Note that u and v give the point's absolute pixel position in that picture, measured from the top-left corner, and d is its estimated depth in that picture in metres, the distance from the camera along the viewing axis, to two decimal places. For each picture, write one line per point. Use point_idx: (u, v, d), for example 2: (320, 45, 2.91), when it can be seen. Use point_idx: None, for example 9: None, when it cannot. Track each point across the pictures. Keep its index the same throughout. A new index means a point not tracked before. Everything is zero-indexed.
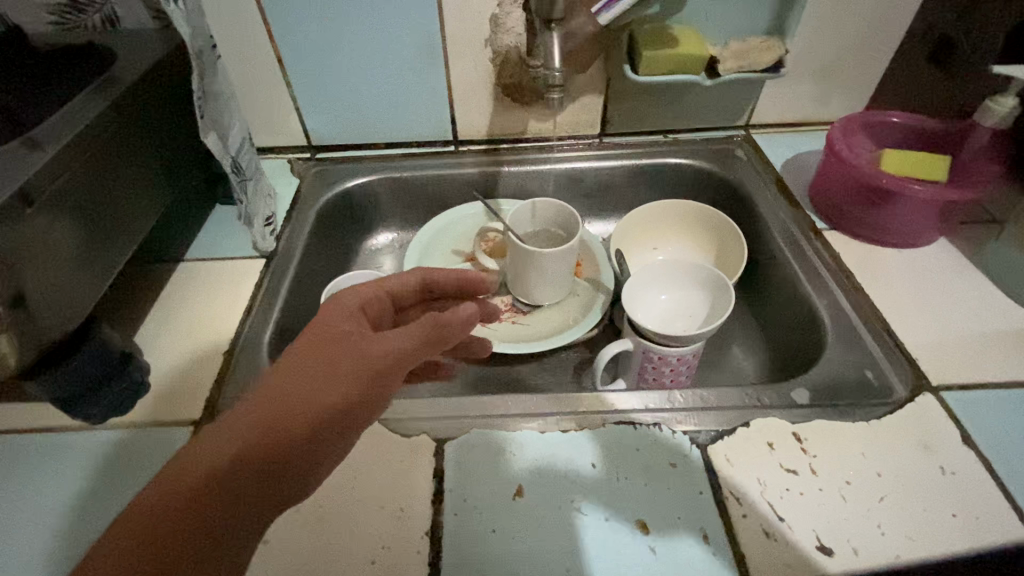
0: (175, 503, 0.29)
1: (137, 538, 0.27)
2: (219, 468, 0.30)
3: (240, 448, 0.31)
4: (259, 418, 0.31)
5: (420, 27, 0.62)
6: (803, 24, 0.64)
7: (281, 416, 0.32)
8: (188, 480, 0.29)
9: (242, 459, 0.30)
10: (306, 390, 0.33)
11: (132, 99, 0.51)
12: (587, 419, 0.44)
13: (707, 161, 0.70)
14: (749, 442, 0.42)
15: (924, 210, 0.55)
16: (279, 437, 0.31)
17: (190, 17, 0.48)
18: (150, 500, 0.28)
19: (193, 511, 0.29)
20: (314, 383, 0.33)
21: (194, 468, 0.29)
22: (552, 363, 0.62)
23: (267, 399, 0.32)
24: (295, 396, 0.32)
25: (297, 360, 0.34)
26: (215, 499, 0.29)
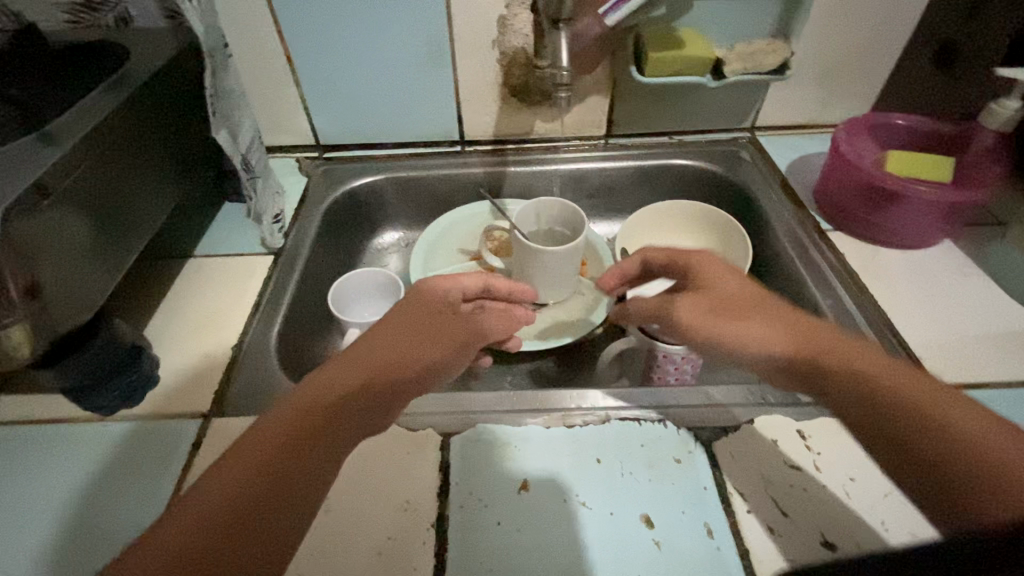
0: (260, 463, 0.31)
1: (282, 441, 0.32)
2: (298, 432, 0.33)
3: (316, 414, 0.34)
4: (330, 390, 0.35)
5: (429, 27, 0.63)
6: (809, 27, 0.64)
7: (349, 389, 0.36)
8: (272, 444, 0.32)
9: (317, 427, 0.33)
10: (409, 348, 0.40)
11: (145, 96, 0.52)
12: (592, 415, 0.45)
13: (712, 162, 0.71)
14: (753, 439, 0.42)
15: (928, 212, 0.55)
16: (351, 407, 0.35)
17: (203, 17, 0.49)
18: (237, 465, 0.31)
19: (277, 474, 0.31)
20: (382, 364, 0.38)
21: (274, 435, 0.32)
22: (556, 361, 0.63)
23: (338, 377, 0.36)
24: (369, 369, 0.37)
25: (399, 324, 0.41)
26: (294, 464, 0.32)
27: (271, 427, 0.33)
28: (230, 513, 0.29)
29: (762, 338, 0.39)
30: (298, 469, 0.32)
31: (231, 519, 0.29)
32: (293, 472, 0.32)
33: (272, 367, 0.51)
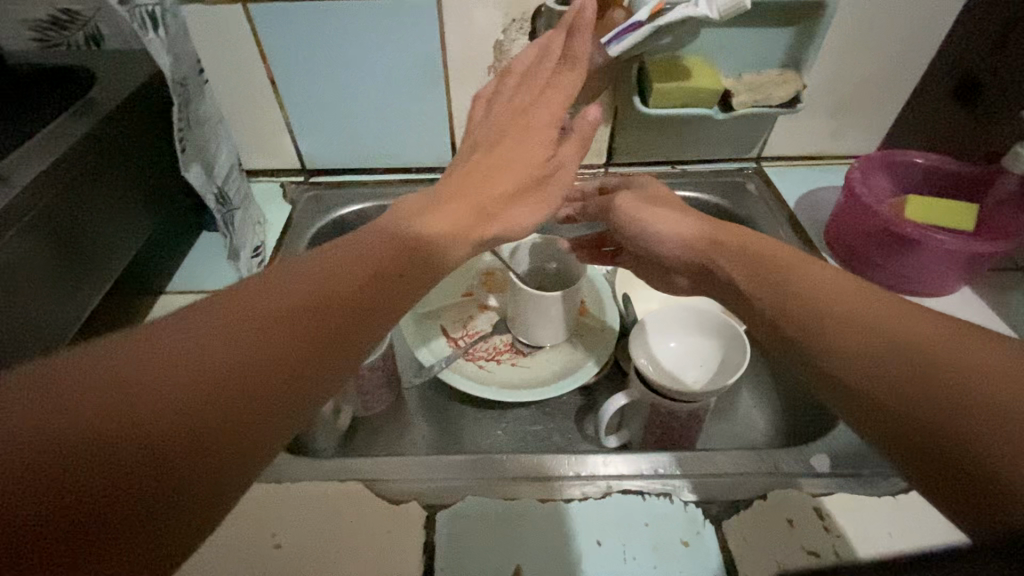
0: (198, 375, 0.21)
1: (244, 325, 0.23)
2: (265, 347, 0.23)
3: (294, 325, 0.24)
4: (313, 301, 0.25)
5: (421, 51, 0.59)
6: (821, 58, 0.61)
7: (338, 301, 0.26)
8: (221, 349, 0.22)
9: (290, 341, 0.24)
10: (419, 250, 0.31)
11: (112, 129, 0.47)
12: (591, 485, 0.41)
13: (717, 195, 0.68)
14: (767, 518, 0.39)
15: (947, 259, 0.52)
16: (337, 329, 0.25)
17: (172, 45, 0.45)
18: (157, 359, 0.21)
19: (221, 394, 0.21)
20: (382, 277, 0.28)
21: (231, 336, 0.22)
22: (553, 408, 0.59)
23: (322, 278, 0.26)
24: (380, 265, 0.29)
25: (414, 224, 0.33)
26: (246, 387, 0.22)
27: (225, 322, 0.23)
28: (130, 440, 0.19)
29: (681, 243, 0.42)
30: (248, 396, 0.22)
31: (131, 450, 0.19)
32: (238, 400, 0.22)
33: None
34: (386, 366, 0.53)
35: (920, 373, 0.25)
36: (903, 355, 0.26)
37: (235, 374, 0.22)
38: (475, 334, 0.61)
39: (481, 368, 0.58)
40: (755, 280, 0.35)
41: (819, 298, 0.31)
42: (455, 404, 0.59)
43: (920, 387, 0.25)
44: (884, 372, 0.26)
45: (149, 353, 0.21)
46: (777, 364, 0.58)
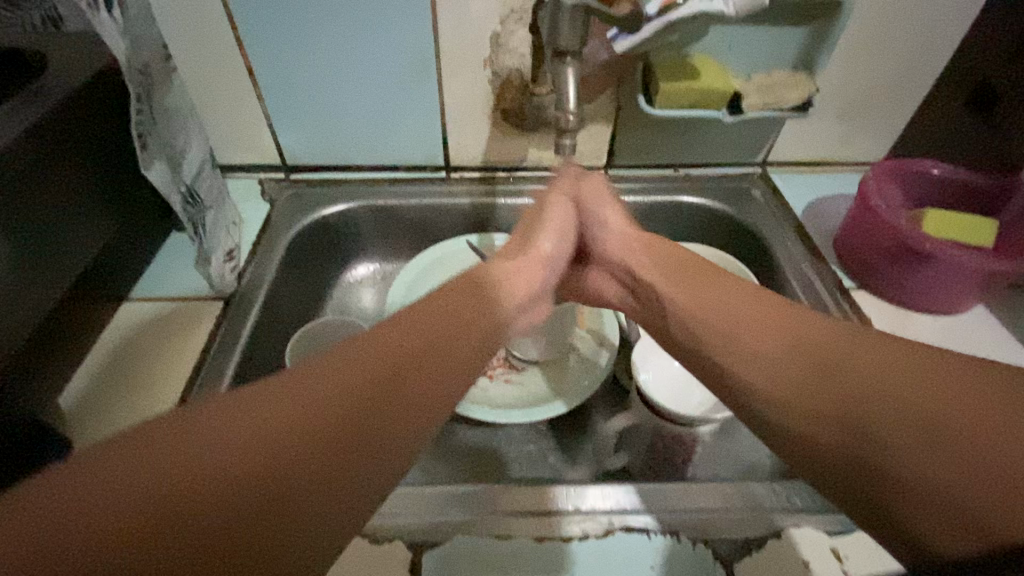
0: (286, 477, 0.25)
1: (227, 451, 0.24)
2: (339, 444, 0.27)
3: (358, 419, 0.28)
4: (384, 399, 0.29)
5: (412, 42, 0.55)
6: (834, 60, 0.58)
7: (401, 396, 0.30)
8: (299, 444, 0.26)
9: (356, 438, 0.27)
10: (415, 355, 0.32)
11: (62, 120, 0.42)
12: (591, 522, 0.38)
13: (721, 201, 0.64)
14: (780, 560, 0.36)
15: (964, 277, 0.50)
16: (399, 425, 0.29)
17: (129, 29, 0.40)
18: (250, 458, 0.25)
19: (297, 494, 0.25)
20: (379, 405, 0.29)
21: (212, 465, 0.24)
22: (547, 426, 0.56)
23: (389, 371, 0.30)
24: (376, 379, 0.29)
25: (410, 321, 0.34)
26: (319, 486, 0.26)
27: (307, 417, 0.27)
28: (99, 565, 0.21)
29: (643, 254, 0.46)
30: (319, 491, 0.26)
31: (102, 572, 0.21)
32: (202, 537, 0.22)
33: None
34: None
35: (783, 377, 0.32)
36: (812, 365, 0.32)
37: (308, 465, 0.26)
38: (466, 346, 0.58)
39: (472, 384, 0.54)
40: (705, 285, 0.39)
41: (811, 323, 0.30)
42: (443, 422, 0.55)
43: (789, 395, 0.32)
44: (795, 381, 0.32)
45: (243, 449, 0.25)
46: None
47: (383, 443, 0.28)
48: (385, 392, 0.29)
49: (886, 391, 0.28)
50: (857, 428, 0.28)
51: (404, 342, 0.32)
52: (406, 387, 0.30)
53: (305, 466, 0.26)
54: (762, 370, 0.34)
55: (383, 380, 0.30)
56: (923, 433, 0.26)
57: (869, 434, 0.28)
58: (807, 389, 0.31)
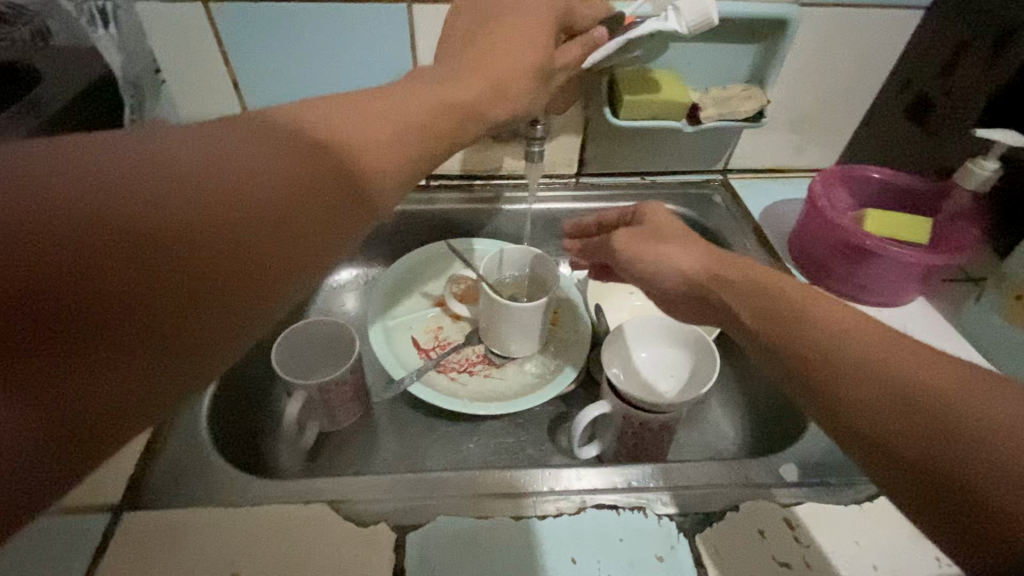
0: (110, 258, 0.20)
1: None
2: (200, 242, 0.22)
3: (172, 253, 0.21)
4: (269, 205, 0.24)
5: (390, 58, 0.58)
6: (783, 75, 0.63)
7: (294, 215, 0.25)
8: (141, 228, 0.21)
9: (231, 250, 0.23)
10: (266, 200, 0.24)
11: (58, 131, 0.44)
12: (565, 501, 0.41)
13: (686, 206, 0.69)
14: (740, 530, 0.39)
15: (904, 271, 0.54)
16: (295, 239, 0.25)
17: (125, 45, 0.43)
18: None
19: (136, 291, 0.20)
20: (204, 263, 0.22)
21: None
22: (525, 420, 0.58)
23: (280, 182, 0.25)
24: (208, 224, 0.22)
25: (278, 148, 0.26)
26: (167, 282, 0.21)
27: (156, 194, 0.21)
28: None
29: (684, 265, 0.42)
30: (167, 289, 0.21)
31: None
32: None
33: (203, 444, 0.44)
34: (353, 381, 0.52)
35: (832, 358, 0.30)
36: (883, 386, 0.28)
37: (73, 318, 0.19)
38: (446, 345, 0.61)
39: (453, 381, 0.57)
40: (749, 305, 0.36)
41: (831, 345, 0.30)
42: (426, 418, 0.57)
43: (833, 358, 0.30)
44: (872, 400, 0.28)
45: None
46: (745, 373, 0.59)
47: (266, 258, 0.24)
48: (274, 207, 0.24)
49: (977, 410, 0.25)
50: (906, 406, 0.26)
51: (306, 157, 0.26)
52: (304, 206, 0.25)
53: (147, 264, 0.21)
54: (814, 340, 0.31)
55: (275, 194, 0.24)
56: (941, 419, 0.25)
57: (916, 414, 0.26)
58: (856, 366, 0.29)
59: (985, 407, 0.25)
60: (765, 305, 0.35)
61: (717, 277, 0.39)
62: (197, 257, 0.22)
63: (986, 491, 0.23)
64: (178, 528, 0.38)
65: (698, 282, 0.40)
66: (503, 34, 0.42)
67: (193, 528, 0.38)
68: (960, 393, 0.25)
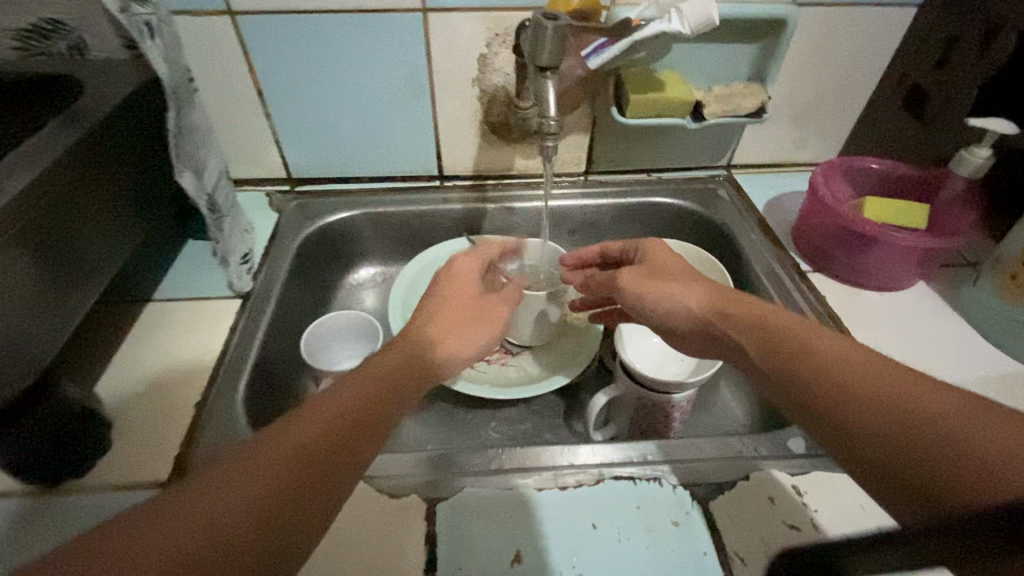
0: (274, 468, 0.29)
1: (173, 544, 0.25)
2: (322, 439, 0.31)
3: (300, 475, 0.29)
4: (361, 401, 0.35)
5: (407, 64, 0.62)
6: (783, 72, 0.65)
7: (373, 401, 0.35)
8: (289, 439, 0.31)
9: (342, 437, 0.32)
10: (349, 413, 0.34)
11: (104, 134, 0.46)
12: (585, 473, 0.43)
13: (691, 201, 0.71)
14: (751, 497, 0.41)
15: (904, 256, 0.56)
16: (368, 433, 0.33)
17: (166, 54, 0.46)
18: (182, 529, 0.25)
19: (276, 499, 0.28)
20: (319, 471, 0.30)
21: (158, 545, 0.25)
22: (541, 406, 0.61)
23: (362, 387, 0.36)
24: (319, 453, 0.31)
25: (347, 394, 0.35)
26: (308, 470, 0.30)
27: (279, 461, 0.29)
28: None
29: (680, 298, 0.44)
30: (311, 476, 0.30)
31: None
32: None
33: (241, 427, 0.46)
34: None
35: (833, 374, 0.33)
36: (885, 404, 0.30)
37: (246, 540, 0.26)
38: None
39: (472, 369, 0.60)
40: (749, 337, 0.39)
41: (831, 362, 0.33)
42: (446, 405, 0.60)
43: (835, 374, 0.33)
44: (870, 419, 0.30)
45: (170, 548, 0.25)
46: None
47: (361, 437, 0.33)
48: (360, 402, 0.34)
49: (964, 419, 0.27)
50: (897, 424, 0.29)
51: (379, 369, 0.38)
52: (377, 390, 0.36)
53: (295, 463, 0.30)
54: (814, 360, 0.34)
55: (360, 394, 0.35)
56: (928, 429, 0.28)
57: (906, 431, 0.28)
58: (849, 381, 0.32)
59: (974, 425, 0.27)
60: (769, 339, 0.38)
61: (720, 313, 0.42)
62: (320, 479, 0.30)
63: (968, 492, 0.25)
64: None
65: (703, 318, 0.42)
66: (454, 282, 0.48)
67: None
68: (960, 419, 0.27)
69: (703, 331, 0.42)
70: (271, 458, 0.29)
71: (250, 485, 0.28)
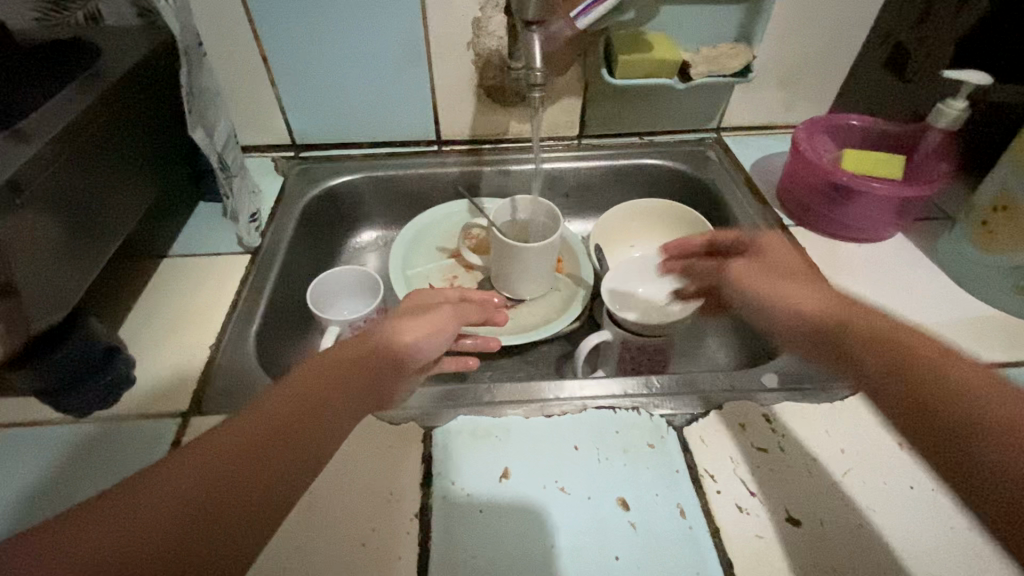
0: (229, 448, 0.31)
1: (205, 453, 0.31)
2: (275, 419, 0.33)
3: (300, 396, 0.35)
4: (322, 385, 0.36)
5: (404, 28, 0.64)
6: (770, 32, 0.66)
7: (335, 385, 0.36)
8: (246, 421, 0.32)
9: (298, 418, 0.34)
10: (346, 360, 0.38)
11: (121, 93, 0.49)
12: (571, 404, 0.46)
13: (682, 162, 0.74)
14: (723, 423, 0.45)
15: (883, 208, 0.59)
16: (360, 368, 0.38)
17: (178, 15, 0.48)
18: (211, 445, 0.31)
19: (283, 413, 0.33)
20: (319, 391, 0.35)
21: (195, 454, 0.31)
22: (535, 356, 0.64)
23: (326, 372, 0.37)
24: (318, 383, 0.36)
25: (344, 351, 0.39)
26: (262, 446, 0.32)
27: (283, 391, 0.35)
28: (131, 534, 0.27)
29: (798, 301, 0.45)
30: (266, 452, 0.32)
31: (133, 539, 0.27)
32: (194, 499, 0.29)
33: (253, 366, 0.50)
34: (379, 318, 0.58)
35: (932, 381, 0.32)
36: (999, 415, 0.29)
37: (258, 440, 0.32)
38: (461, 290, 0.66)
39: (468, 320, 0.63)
40: (860, 333, 0.38)
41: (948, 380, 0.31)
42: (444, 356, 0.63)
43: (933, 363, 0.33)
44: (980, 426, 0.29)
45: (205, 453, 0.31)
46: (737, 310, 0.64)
47: (316, 415, 0.34)
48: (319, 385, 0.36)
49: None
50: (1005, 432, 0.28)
51: (347, 354, 0.39)
52: (341, 378, 0.37)
53: (248, 443, 0.31)
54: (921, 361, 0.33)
55: (323, 376, 0.36)
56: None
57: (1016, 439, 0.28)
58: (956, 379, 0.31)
59: None
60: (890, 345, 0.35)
61: (836, 319, 0.40)
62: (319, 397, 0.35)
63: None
64: None
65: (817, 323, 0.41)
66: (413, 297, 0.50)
67: None
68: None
69: (818, 336, 0.41)
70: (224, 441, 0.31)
71: (205, 467, 0.30)
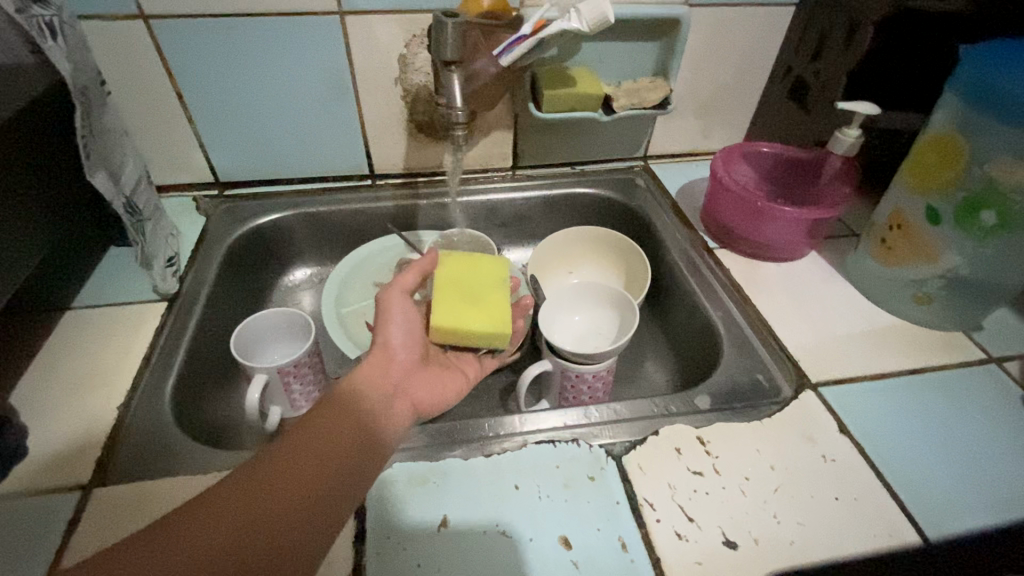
0: (202, 544, 0.31)
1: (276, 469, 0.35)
2: (323, 435, 0.38)
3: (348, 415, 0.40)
4: (314, 453, 0.37)
5: (328, 66, 0.63)
6: (684, 67, 0.70)
7: (312, 472, 0.36)
8: (318, 423, 0.39)
9: (278, 504, 0.34)
10: (377, 375, 0.45)
11: (6, 136, 0.45)
12: (508, 441, 0.46)
13: (612, 191, 0.76)
14: (659, 450, 0.45)
15: (795, 228, 0.62)
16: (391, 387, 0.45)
17: (73, 54, 0.46)
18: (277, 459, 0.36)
19: (335, 432, 0.39)
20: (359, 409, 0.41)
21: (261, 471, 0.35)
22: (478, 390, 0.63)
23: (309, 450, 0.37)
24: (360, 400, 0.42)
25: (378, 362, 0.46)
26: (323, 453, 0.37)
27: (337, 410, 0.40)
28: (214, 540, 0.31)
29: None
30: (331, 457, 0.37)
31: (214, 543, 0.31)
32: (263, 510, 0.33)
33: (167, 422, 0.46)
34: (310, 363, 0.55)
35: None
36: None
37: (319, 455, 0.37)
38: None
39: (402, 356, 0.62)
40: None
41: None
42: None
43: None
44: None
45: (273, 465, 0.35)
46: (671, 332, 0.66)
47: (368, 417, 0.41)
48: (292, 473, 0.35)
49: None
50: None
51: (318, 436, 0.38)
52: (315, 464, 0.36)
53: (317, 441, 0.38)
54: None
55: (296, 463, 0.36)
56: None
57: None
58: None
59: None
60: None
61: None
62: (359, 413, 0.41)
63: None
64: (146, 496, 0.40)
65: None
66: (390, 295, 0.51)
67: (161, 495, 0.41)
68: None
69: None
70: (187, 536, 0.31)
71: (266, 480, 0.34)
